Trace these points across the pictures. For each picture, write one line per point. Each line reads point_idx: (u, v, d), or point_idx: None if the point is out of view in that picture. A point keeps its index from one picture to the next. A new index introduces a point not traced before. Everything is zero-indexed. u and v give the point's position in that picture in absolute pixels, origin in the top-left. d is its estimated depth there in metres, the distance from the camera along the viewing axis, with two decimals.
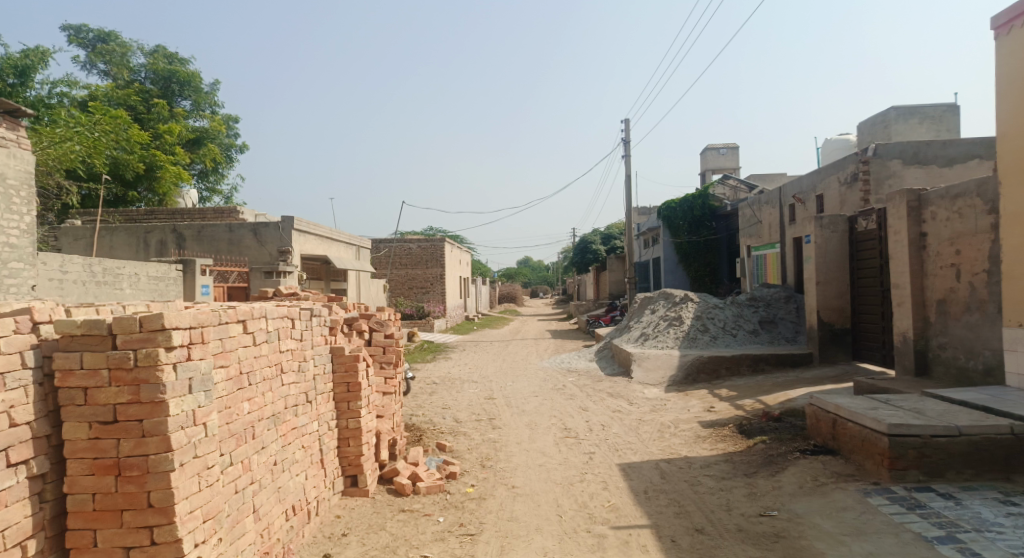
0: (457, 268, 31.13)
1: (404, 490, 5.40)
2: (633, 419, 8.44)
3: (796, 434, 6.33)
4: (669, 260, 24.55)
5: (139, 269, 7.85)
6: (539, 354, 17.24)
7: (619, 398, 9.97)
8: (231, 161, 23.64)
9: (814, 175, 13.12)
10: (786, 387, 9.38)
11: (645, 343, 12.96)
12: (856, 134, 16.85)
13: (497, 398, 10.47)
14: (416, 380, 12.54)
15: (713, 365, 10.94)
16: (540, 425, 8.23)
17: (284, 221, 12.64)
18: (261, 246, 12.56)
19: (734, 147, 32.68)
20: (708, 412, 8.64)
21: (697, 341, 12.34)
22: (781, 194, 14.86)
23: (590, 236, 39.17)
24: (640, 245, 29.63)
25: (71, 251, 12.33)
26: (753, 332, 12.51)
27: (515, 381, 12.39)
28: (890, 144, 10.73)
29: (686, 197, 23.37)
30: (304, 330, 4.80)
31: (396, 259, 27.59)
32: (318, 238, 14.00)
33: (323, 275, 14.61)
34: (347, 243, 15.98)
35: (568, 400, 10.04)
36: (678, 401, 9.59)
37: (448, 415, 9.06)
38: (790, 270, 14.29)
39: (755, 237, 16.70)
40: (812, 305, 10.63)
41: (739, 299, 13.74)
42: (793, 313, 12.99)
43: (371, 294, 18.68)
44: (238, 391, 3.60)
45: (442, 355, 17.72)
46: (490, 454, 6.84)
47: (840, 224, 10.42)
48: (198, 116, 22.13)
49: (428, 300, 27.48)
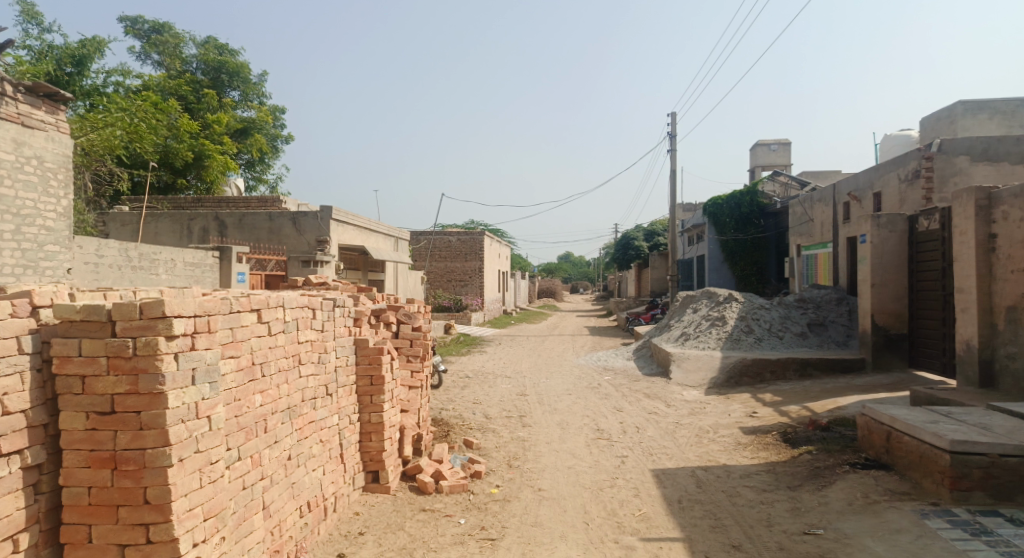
0: (497, 261, 31.00)
1: (426, 488, 5.25)
2: (669, 422, 8.10)
3: (844, 446, 5.93)
4: (713, 258, 23.89)
5: (175, 255, 7.90)
6: (576, 351, 16.94)
7: (657, 400, 9.62)
8: (277, 151, 23.94)
9: (871, 171, 12.46)
10: (835, 394, 8.89)
11: (685, 343, 12.53)
12: (918, 130, 15.99)
13: (530, 395, 10.24)
14: (449, 373, 12.41)
15: (758, 369, 10.47)
16: (572, 425, 7.97)
17: (323, 210, 12.65)
18: (300, 235, 12.60)
19: (786, 143, 31.61)
20: (750, 417, 8.23)
21: (740, 342, 11.87)
22: (835, 191, 14.19)
23: (633, 232, 38.54)
24: (684, 242, 28.97)
25: (118, 236, 12.60)
26: (800, 334, 11.96)
27: (550, 377, 12.14)
28: (957, 140, 10.08)
29: (733, 194, 22.68)
30: (326, 321, 4.66)
31: (436, 251, 27.60)
32: (357, 229, 13.99)
33: (361, 266, 14.61)
34: (385, 235, 15.97)
35: (603, 399, 9.74)
36: (718, 404, 9.20)
37: (478, 411, 8.88)
38: (842, 271, 13.66)
39: (805, 236, 16.05)
40: (866, 308, 10.07)
41: (787, 300, 13.17)
42: (844, 317, 12.38)
43: (409, 285, 18.66)
44: (249, 383, 3.47)
45: (478, 349, 17.59)
46: (519, 454, 6.63)
47: (899, 223, 9.84)
48: (246, 106, 22.46)
49: (467, 293, 27.42)
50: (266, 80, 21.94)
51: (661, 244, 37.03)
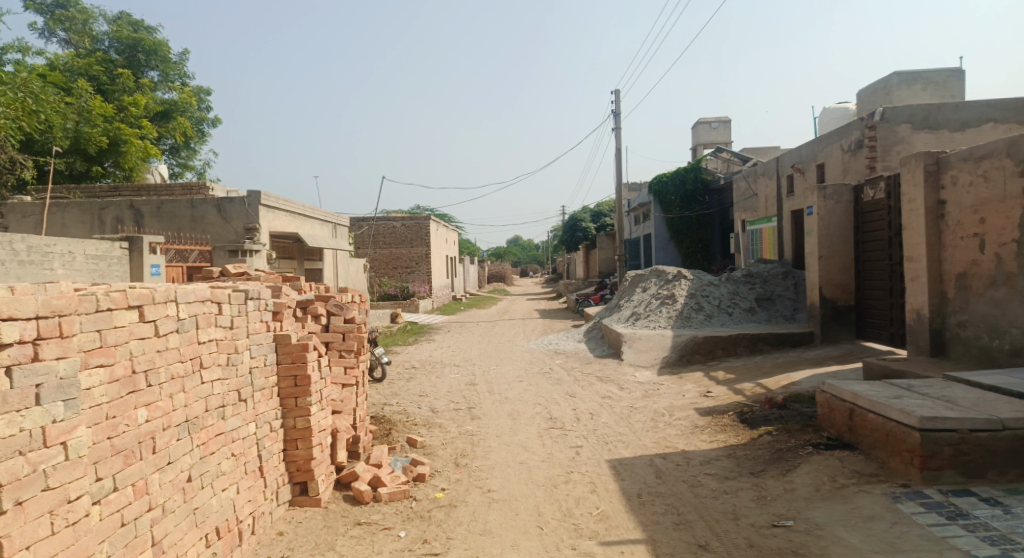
0: (444, 247, 30.33)
1: (362, 498, 4.72)
2: (624, 406, 7.77)
3: (805, 425, 5.68)
4: (660, 236, 23.89)
5: (72, 247, 7.09)
6: (526, 335, 16.56)
7: (609, 383, 9.30)
8: (203, 135, 22.64)
9: (814, 143, 12.40)
10: (788, 369, 8.75)
11: (636, 323, 12.29)
12: (856, 102, 16.13)
13: (479, 384, 9.77)
14: (394, 365, 11.84)
15: (709, 346, 10.29)
16: (523, 415, 7.55)
17: (251, 196, 11.80)
18: (225, 223, 11.73)
19: (726, 120, 31.88)
20: (705, 398, 7.98)
21: (691, 320, 11.67)
22: (779, 164, 14.14)
23: (579, 213, 38.39)
24: (631, 221, 28.92)
25: (19, 229, 11.46)
26: (749, 310, 11.86)
27: (499, 364, 11.72)
28: (898, 108, 10.03)
29: (678, 171, 22.63)
30: (236, 317, 4.06)
31: (379, 238, 26.73)
32: (290, 214, 13.17)
33: (295, 254, 13.80)
34: (322, 221, 15.17)
35: (554, 385, 9.37)
36: (672, 385, 8.95)
37: (424, 404, 8.36)
38: (788, 245, 13.65)
39: (750, 211, 16.06)
40: (814, 280, 9.97)
41: (735, 276, 13.07)
42: (791, 290, 12.36)
43: (351, 274, 17.89)
44: (129, 397, 2.89)
45: (425, 337, 17.02)
46: (467, 450, 6.15)
47: (844, 194, 9.73)
48: (166, 88, 21.07)
49: (413, 280, 26.71)
50: (186, 58, 20.59)
51: (607, 225, 37.04)
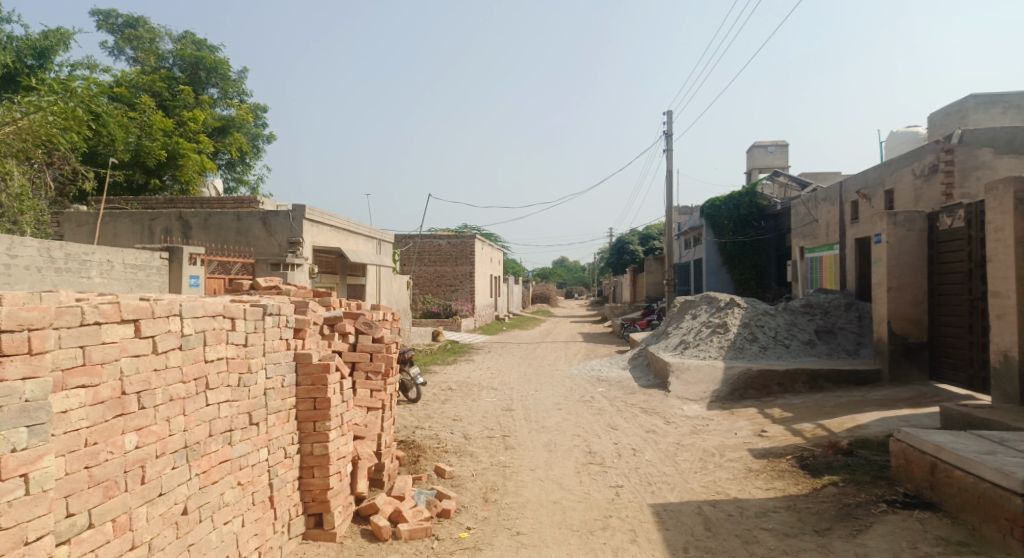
0: (489, 266, 30.12)
1: (381, 534, 4.36)
2: (670, 443, 7.23)
3: (876, 477, 5.06)
4: (711, 262, 23.12)
5: (111, 256, 7.05)
6: (569, 359, 16.07)
7: (654, 416, 8.74)
8: (258, 151, 23.14)
9: (882, 167, 11.68)
10: (852, 410, 8.04)
11: (684, 352, 11.68)
12: (927, 126, 15.27)
13: (516, 410, 9.35)
14: (431, 385, 11.54)
15: (764, 380, 9.62)
16: (560, 447, 7.09)
17: (295, 210, 11.77)
18: (270, 236, 11.72)
19: (783, 144, 30.93)
20: (759, 438, 7.36)
21: (744, 351, 11.01)
22: (842, 189, 13.40)
23: (627, 236, 37.70)
24: (681, 245, 28.17)
25: (73, 238, 11.69)
26: (807, 343, 11.13)
27: (539, 389, 11.27)
28: (979, 130, 9.31)
29: (732, 195, 21.92)
30: (251, 334, 3.79)
31: (424, 255, 26.69)
32: (334, 230, 13.10)
33: (338, 269, 13.72)
34: (366, 237, 15.12)
35: (595, 415, 8.86)
36: (723, 421, 8.35)
37: (457, 430, 7.99)
38: (851, 274, 12.86)
39: (809, 238, 15.27)
40: (881, 314, 9.24)
41: (792, 306, 12.35)
42: (854, 323, 11.58)
43: (394, 291, 17.78)
44: (116, 421, 2.63)
45: (465, 357, 16.71)
46: (498, 484, 5.73)
47: (917, 221, 9.03)
48: (225, 104, 21.64)
49: (457, 299, 26.54)
50: (245, 76, 21.11)
51: (656, 249, 36.27)
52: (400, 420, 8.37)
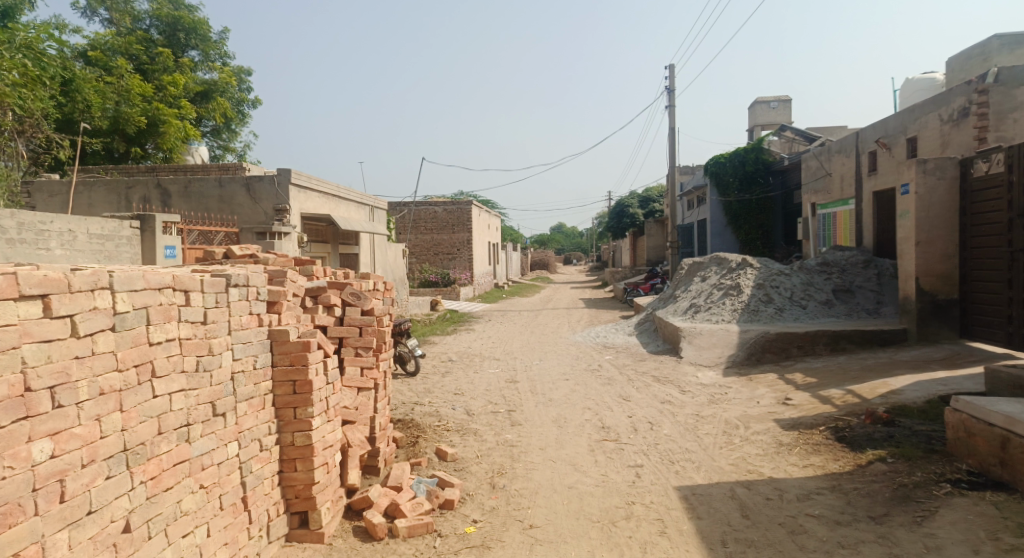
0: (487, 233, 29.45)
1: (375, 532, 3.83)
2: (688, 415, 6.70)
3: (931, 452, 4.53)
4: (715, 222, 22.46)
5: (73, 225, 6.41)
6: (572, 326, 15.53)
7: (668, 385, 8.22)
8: (244, 117, 22.24)
9: (903, 114, 11.00)
10: (881, 373, 7.51)
11: (695, 316, 11.12)
12: (946, 71, 14.56)
13: (520, 382, 8.83)
14: (429, 357, 11.00)
15: (782, 344, 9.07)
16: (570, 422, 6.56)
17: (281, 174, 11.07)
18: (254, 203, 11.03)
19: (785, 100, 29.99)
20: (784, 407, 6.83)
21: (759, 313, 10.44)
22: (858, 140, 12.71)
23: (626, 199, 36.89)
24: (683, 206, 27.48)
25: (46, 209, 10.99)
26: (825, 303, 10.57)
27: (543, 359, 10.74)
28: (1017, 68, 8.63)
29: (736, 151, 21.12)
30: (212, 309, 3.17)
31: (420, 223, 25.99)
32: (323, 196, 12.43)
33: (329, 238, 13.05)
34: (358, 204, 14.44)
35: (605, 385, 8.34)
36: (742, 389, 7.83)
37: (459, 405, 7.46)
38: (867, 229, 12.31)
39: (820, 193, 14.64)
40: (909, 270, 8.67)
41: (807, 264, 11.76)
42: (873, 281, 11.01)
43: (389, 260, 17.14)
44: (14, 427, 2.08)
45: (465, 327, 16.16)
46: (506, 466, 5.20)
47: (949, 168, 8.40)
48: (206, 68, 20.68)
49: (455, 266, 25.92)
50: (226, 37, 20.10)
51: (656, 212, 35.51)
52: (398, 396, 7.85)
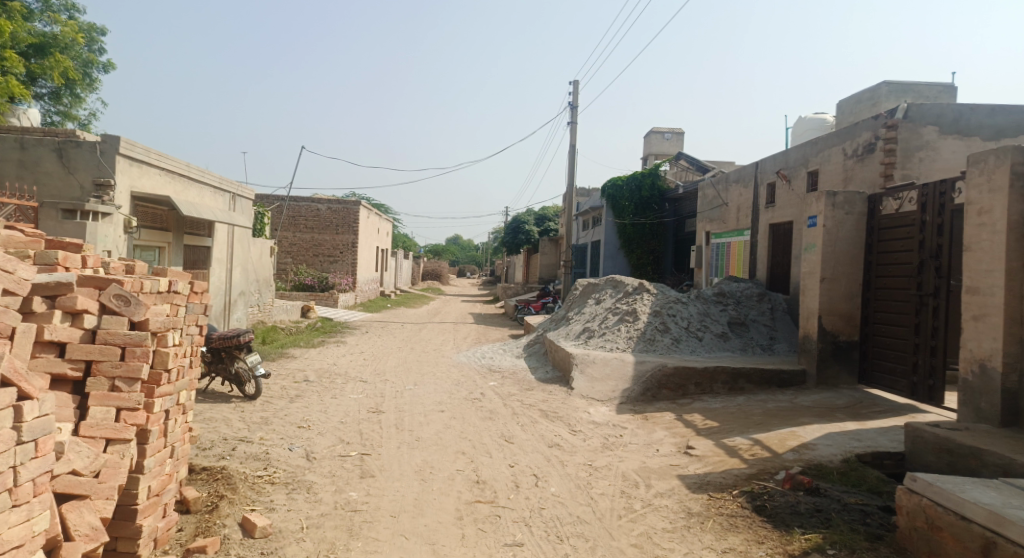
0: (375, 237, 27.62)
1: None
2: (579, 467, 5.59)
3: (876, 542, 3.63)
4: (609, 245, 22.09)
5: None
6: (456, 344, 14.23)
7: (556, 423, 7.11)
8: (92, 81, 19.61)
9: (805, 145, 10.70)
10: (788, 419, 6.79)
11: (588, 342, 10.16)
12: (837, 113, 14.79)
13: (384, 413, 7.38)
14: (282, 376, 9.28)
15: (680, 380, 8.24)
16: (436, 473, 5.23)
17: (106, 142, 9.09)
18: (68, 174, 9.04)
19: (679, 131, 30.50)
20: (687, 457, 5.88)
21: (655, 344, 9.60)
22: (757, 170, 12.39)
23: (522, 215, 36.19)
24: (579, 226, 27.03)
25: None
26: (721, 336, 9.95)
27: (418, 383, 9.34)
28: (926, 106, 8.38)
29: (633, 175, 20.86)
30: None
31: (298, 220, 23.78)
32: (164, 173, 10.51)
33: (172, 226, 10.98)
34: (214, 189, 12.43)
35: (485, 421, 7.10)
36: (640, 432, 6.85)
37: (299, 445, 5.93)
38: (762, 262, 12.00)
39: (716, 222, 14.32)
40: (812, 308, 8.12)
41: (703, 293, 11.19)
42: (766, 315, 10.63)
43: (252, 257, 15.04)
44: None
45: (336, 339, 14.39)
46: (336, 549, 3.78)
47: (856, 203, 7.96)
48: (45, 18, 17.76)
49: (335, 270, 23.88)
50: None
51: (551, 230, 35.08)
52: (222, 430, 6.19)
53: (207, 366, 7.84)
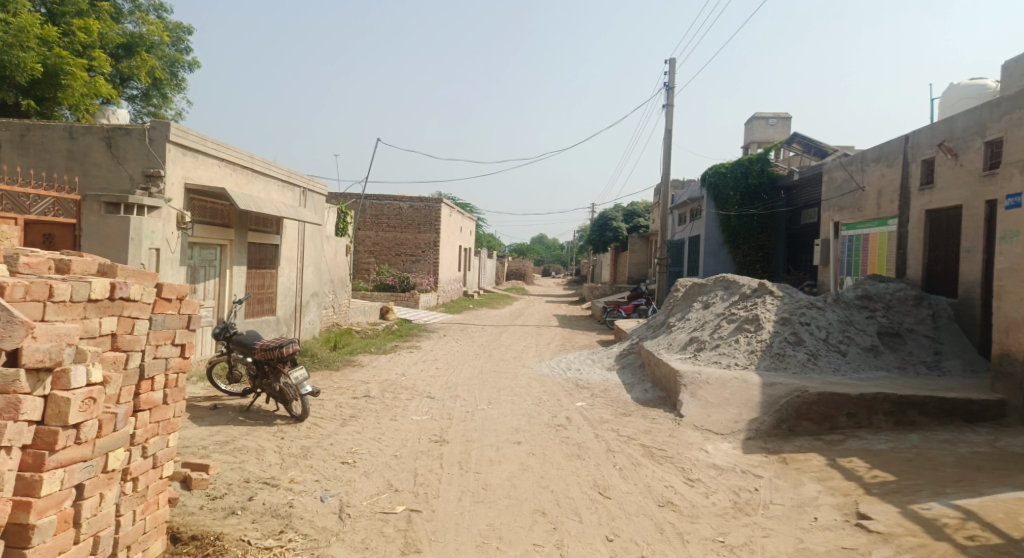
0: (458, 235, 26.57)
1: None
2: (706, 546, 3.95)
3: None
4: (710, 241, 19.91)
5: None
6: (539, 350, 12.76)
7: (666, 467, 5.47)
8: (179, 81, 19.75)
9: (980, 108, 8.47)
10: (1001, 476, 4.83)
11: (698, 356, 8.38)
12: (1001, 76, 12.17)
13: (447, 445, 6.01)
14: (339, 390, 8.12)
15: (827, 409, 6.36)
16: (504, 551, 3.77)
17: (155, 129, 8.27)
18: (117, 164, 8.29)
19: (785, 117, 27.64)
20: (864, 533, 4.11)
21: (787, 360, 7.70)
22: (907, 144, 10.15)
23: (610, 211, 34.15)
24: (675, 221, 24.98)
25: None
26: (870, 351, 7.93)
27: (493, 401, 7.92)
28: None
29: (738, 161, 18.65)
30: None
31: (381, 218, 23.07)
32: (224, 164, 9.69)
33: (234, 222, 10.15)
34: (281, 183, 11.61)
35: (572, 460, 5.57)
36: (783, 486, 5.10)
37: (333, 493, 4.64)
38: (914, 258, 9.79)
39: (847, 211, 12.10)
40: (1015, 318, 6.05)
41: (843, 296, 9.14)
42: (927, 325, 8.50)
43: (325, 256, 14.20)
44: None
45: (410, 344, 13.27)
46: None
47: None
48: (133, 18, 17.79)
49: (416, 270, 23.05)
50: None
51: (641, 227, 32.94)
52: (246, 467, 4.99)
53: (252, 380, 6.78)
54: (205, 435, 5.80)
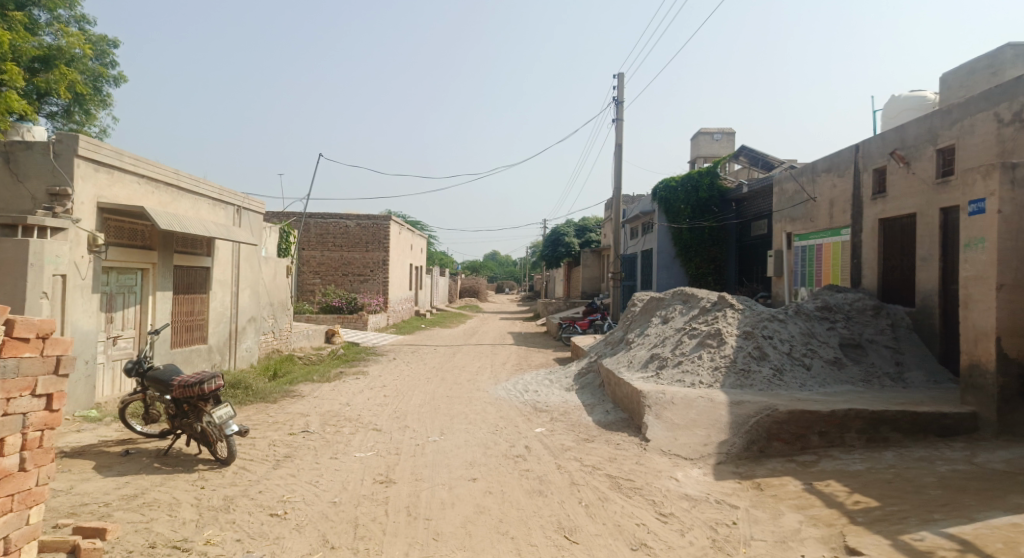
0: (408, 254, 25.83)
1: None
2: None
3: None
4: (663, 254, 19.79)
5: None
6: (494, 371, 12.19)
7: (635, 501, 4.99)
8: (105, 96, 18.62)
9: (931, 116, 8.44)
10: (988, 497, 4.53)
11: (660, 375, 7.98)
12: (941, 87, 12.38)
13: (393, 486, 5.38)
14: (276, 426, 7.37)
15: (798, 429, 6.02)
16: None
17: (62, 143, 7.42)
18: (18, 182, 7.44)
19: (730, 132, 28.05)
20: None
21: (752, 377, 7.37)
22: (858, 153, 10.10)
23: (562, 227, 33.93)
24: (627, 235, 24.90)
25: None
26: (835, 364, 7.69)
27: (445, 431, 7.31)
28: None
29: (688, 175, 18.63)
30: None
31: (327, 238, 22.18)
32: (144, 181, 8.86)
33: (158, 244, 9.31)
34: (212, 201, 10.80)
35: (533, 498, 5.03)
36: (761, 518, 4.68)
37: (256, 556, 3.98)
38: (869, 267, 9.69)
39: (800, 221, 12.03)
40: (985, 328, 5.85)
41: (803, 307, 8.92)
42: (887, 335, 8.34)
43: (265, 279, 13.34)
44: None
45: (356, 369, 12.51)
46: None
47: None
48: (51, 30, 16.66)
49: (365, 290, 22.23)
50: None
51: (593, 242, 32.83)
52: (154, 528, 4.28)
53: (170, 420, 6.01)
54: (110, 489, 5.03)
